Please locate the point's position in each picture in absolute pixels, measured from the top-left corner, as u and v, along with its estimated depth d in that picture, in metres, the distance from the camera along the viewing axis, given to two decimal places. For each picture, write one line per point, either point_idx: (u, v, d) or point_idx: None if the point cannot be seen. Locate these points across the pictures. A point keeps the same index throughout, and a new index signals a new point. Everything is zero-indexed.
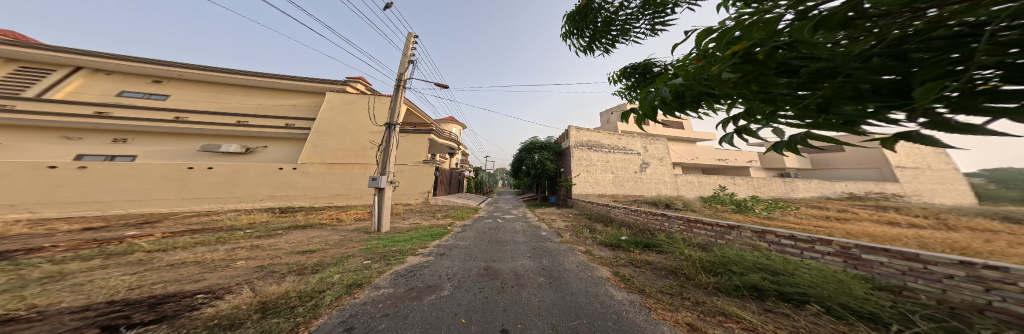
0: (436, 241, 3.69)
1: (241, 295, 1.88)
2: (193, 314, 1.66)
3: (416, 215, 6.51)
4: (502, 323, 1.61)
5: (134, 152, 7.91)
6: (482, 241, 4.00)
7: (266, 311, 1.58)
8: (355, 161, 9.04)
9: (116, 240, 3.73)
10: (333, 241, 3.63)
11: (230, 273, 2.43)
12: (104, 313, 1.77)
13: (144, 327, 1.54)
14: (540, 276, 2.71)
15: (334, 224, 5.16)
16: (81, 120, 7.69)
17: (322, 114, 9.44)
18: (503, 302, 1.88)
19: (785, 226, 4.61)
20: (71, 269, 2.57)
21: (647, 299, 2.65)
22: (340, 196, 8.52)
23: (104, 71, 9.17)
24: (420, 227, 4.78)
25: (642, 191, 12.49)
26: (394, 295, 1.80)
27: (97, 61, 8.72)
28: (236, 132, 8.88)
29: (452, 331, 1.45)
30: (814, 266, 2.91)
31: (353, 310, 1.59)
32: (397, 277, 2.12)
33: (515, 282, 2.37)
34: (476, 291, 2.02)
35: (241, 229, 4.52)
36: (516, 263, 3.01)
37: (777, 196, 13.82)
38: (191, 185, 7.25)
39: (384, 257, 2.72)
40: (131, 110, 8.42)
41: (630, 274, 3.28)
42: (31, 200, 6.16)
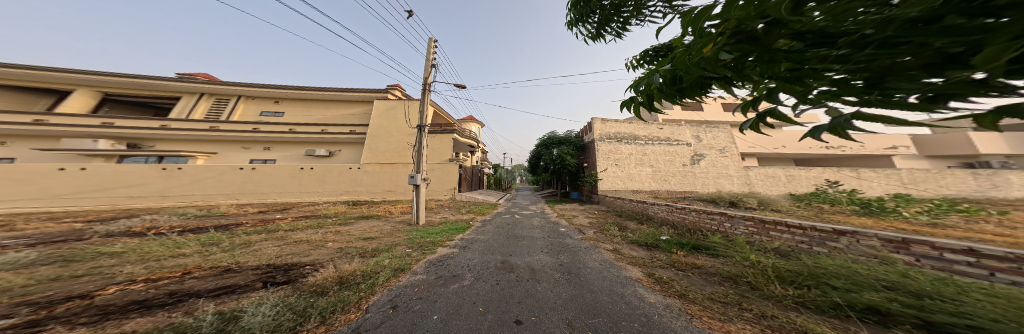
0: (464, 234, 4.22)
1: (327, 270, 2.45)
2: (307, 277, 2.35)
3: (446, 210, 7.43)
4: (517, 314, 1.84)
5: (275, 156, 11.49)
6: (500, 235, 4.33)
7: (342, 284, 2.08)
8: (400, 161, 10.82)
9: (270, 221, 5.78)
10: (386, 230, 4.60)
11: (325, 251, 3.34)
12: (264, 271, 2.68)
13: (282, 284, 2.27)
14: (556, 272, 2.83)
15: (387, 216, 6.51)
16: (246, 135, 11.28)
17: (374, 120, 11.45)
18: (518, 295, 2.11)
19: (968, 239, 2.93)
20: (252, 239, 4.15)
21: (690, 305, 2.36)
22: (390, 192, 10.45)
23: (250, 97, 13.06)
24: (448, 221, 5.50)
25: (692, 186, 10.64)
26: (426, 282, 2.18)
27: (245, 90, 12.58)
28: (323, 139, 11.65)
29: (471, 317, 1.72)
30: (1004, 293, 1.93)
31: (399, 290, 2.01)
32: (429, 266, 2.55)
33: (530, 276, 2.58)
34: (493, 282, 2.29)
35: (330, 217, 6.25)
36: (532, 258, 3.18)
37: (955, 195, 8.98)
38: (303, 181, 10.17)
39: (421, 246, 3.31)
40: (271, 125, 11.75)
41: (669, 277, 2.98)
42: (230, 191, 9.71)
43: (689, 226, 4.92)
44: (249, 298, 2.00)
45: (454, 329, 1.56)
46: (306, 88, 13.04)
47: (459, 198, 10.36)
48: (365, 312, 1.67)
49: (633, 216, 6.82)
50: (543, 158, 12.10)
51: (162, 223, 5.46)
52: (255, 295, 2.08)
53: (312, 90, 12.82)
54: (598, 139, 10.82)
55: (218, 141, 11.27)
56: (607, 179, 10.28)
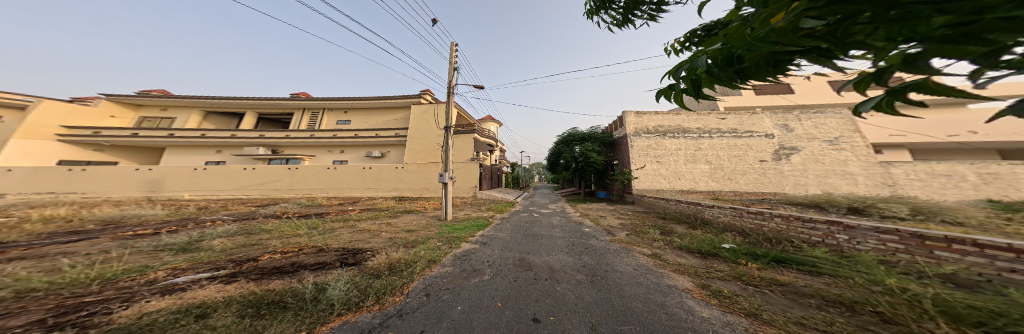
0: (486, 230, 4.57)
1: (383, 255, 3.02)
2: (373, 259, 2.89)
3: (469, 207, 8.01)
4: (535, 313, 1.96)
5: (346, 157, 14.38)
6: (519, 233, 4.49)
7: (391, 271, 2.55)
8: (433, 161, 12.45)
9: (340, 212, 7.47)
10: (422, 225, 5.32)
11: (378, 241, 3.92)
12: (341, 254, 3.25)
13: (354, 264, 2.82)
14: (579, 274, 2.79)
15: (423, 211, 7.58)
16: (329, 140, 14.14)
17: (414, 123, 13.19)
18: (536, 294, 2.24)
19: None
20: (335, 227, 5.16)
21: (762, 327, 1.91)
22: (426, 189, 12.17)
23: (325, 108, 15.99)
24: (471, 218, 6.02)
25: (773, 187, 9.10)
26: (452, 274, 2.50)
27: (322, 102, 15.69)
28: (376, 142, 13.88)
29: (490, 311, 1.93)
30: None
31: (431, 279, 2.36)
32: (455, 260, 2.89)
33: (549, 276, 2.66)
34: (510, 280, 2.47)
35: (382, 210, 7.76)
36: (551, 258, 3.22)
37: None
38: (364, 178, 12.51)
39: (450, 240, 3.74)
40: (344, 132, 14.32)
41: (732, 291, 2.47)
42: (316, 187, 12.50)
43: (771, 235, 4.26)
44: (329, 274, 2.55)
45: (474, 320, 1.79)
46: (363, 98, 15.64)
47: (486, 195, 11.31)
48: (404, 297, 2.04)
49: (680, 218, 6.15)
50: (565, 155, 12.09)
51: (296, 210, 7.86)
52: (335, 272, 2.59)
53: (368, 99, 15.36)
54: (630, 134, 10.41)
55: (312, 146, 14.48)
56: (643, 176, 9.69)
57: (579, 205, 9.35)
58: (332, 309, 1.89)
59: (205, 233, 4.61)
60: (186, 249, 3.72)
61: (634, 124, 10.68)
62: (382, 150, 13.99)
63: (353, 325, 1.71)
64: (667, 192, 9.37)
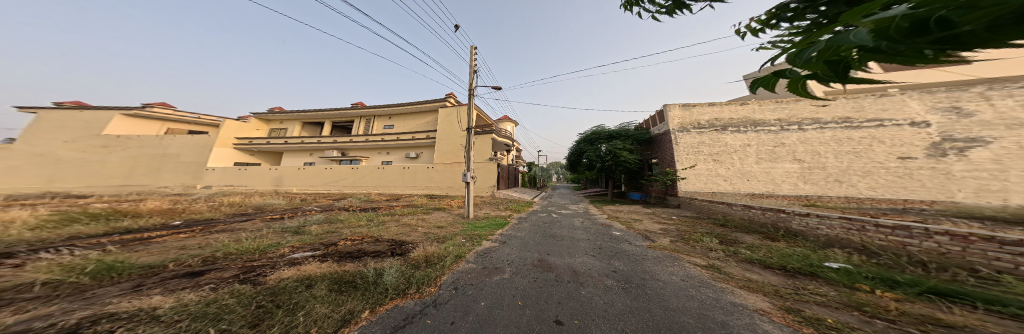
0: (505, 229, 4.80)
1: (421, 248, 3.46)
2: (414, 251, 3.35)
3: (489, 206, 8.52)
4: (558, 314, 1.91)
5: (391, 158, 16.68)
6: (542, 233, 4.55)
7: (427, 263, 2.89)
8: (456, 161, 13.95)
9: (386, 207, 8.87)
10: (447, 221, 5.85)
11: (415, 235, 4.45)
12: (392, 245, 3.83)
13: (399, 253, 3.36)
14: (608, 279, 2.60)
15: (450, 208, 8.47)
16: (379, 143, 16.60)
17: (440, 126, 14.97)
18: (558, 296, 2.18)
19: None
20: (382, 220, 6.22)
21: None
22: (451, 188, 13.68)
23: (373, 116, 18.69)
24: (490, 216, 6.49)
25: (923, 192, 7.37)
26: (475, 270, 2.69)
27: (373, 109, 18.39)
28: (415, 142, 15.65)
29: (511, 309, 1.98)
30: None
31: (459, 273, 2.63)
32: (478, 256, 3.12)
33: (572, 278, 2.56)
34: (531, 279, 2.52)
35: (417, 206, 8.90)
36: (576, 260, 3.11)
37: None
38: (406, 175, 14.46)
39: (474, 237, 4.07)
40: (389, 135, 16.55)
41: (842, 323, 1.85)
42: (370, 184, 15.05)
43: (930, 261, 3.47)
44: (385, 262, 3.05)
45: (495, 316, 1.88)
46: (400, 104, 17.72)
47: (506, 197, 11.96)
48: (438, 288, 2.30)
49: (746, 227, 5.80)
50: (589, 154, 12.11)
51: (361, 204, 9.78)
52: (384, 261, 3.08)
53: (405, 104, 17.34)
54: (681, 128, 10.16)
55: (367, 148, 17.20)
56: (691, 178, 9.50)
57: (602, 209, 8.88)
58: (384, 295, 2.23)
59: (305, 220, 6.14)
60: (296, 232, 5.09)
61: (679, 119, 10.47)
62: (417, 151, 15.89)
63: (400, 310, 2.00)
64: (743, 189, 8.87)
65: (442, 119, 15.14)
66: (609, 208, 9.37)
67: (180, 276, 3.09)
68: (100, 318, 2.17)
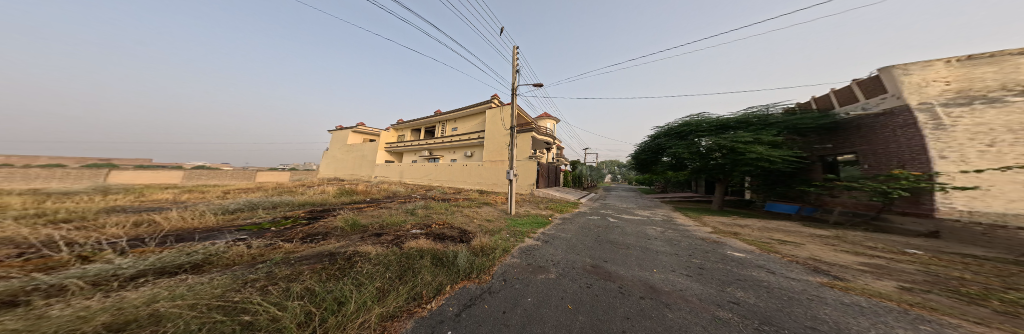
0: (543, 231, 5.31)
1: (480, 237, 4.06)
2: (475, 239, 3.97)
3: (530, 205, 10.03)
4: (624, 329, 1.58)
5: (455, 156, 20.11)
6: (601, 243, 4.35)
7: (484, 253, 3.31)
8: (501, 159, 15.86)
9: (455, 198, 11.03)
10: (493, 215, 6.90)
11: (472, 226, 5.19)
12: (466, 232, 4.62)
13: (465, 238, 4.23)
14: (717, 308, 1.92)
15: (497, 203, 9.77)
16: (449, 142, 19.93)
17: (489, 126, 17.18)
18: (624, 310, 1.85)
19: None
20: (452, 207, 8.11)
21: None
22: (495, 184, 15.95)
23: (444, 121, 22.78)
24: (532, 215, 7.45)
25: None
26: (521, 267, 2.92)
27: (444, 115, 22.26)
28: (474, 141, 18.16)
29: (560, 309, 1.87)
30: None
31: (507, 266, 2.93)
32: (521, 253, 3.50)
33: (643, 294, 2.16)
34: (582, 285, 2.34)
35: (473, 200, 10.65)
36: (656, 277, 2.64)
37: None
38: (469, 171, 17.53)
39: (516, 234, 4.67)
40: (455, 136, 19.86)
41: None
42: (446, 177, 18.97)
43: None
44: (455, 246, 3.70)
45: (541, 312, 1.85)
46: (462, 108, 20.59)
47: (548, 201, 12.29)
48: (491, 278, 2.56)
49: None
50: (689, 147, 11.19)
51: (442, 195, 12.47)
52: (451, 246, 3.76)
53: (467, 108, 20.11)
54: (995, 91, 6.22)
55: (441, 147, 21.07)
56: (1004, 187, 5.67)
57: (672, 222, 7.24)
58: (456, 276, 2.57)
59: (412, 205, 8.71)
60: (410, 211, 7.46)
61: (955, 81, 6.73)
62: (472, 150, 18.86)
63: (466, 291, 2.26)
64: None
65: (494, 118, 16.90)
66: (678, 221, 7.50)
67: (368, 234, 4.89)
68: (356, 252, 3.45)
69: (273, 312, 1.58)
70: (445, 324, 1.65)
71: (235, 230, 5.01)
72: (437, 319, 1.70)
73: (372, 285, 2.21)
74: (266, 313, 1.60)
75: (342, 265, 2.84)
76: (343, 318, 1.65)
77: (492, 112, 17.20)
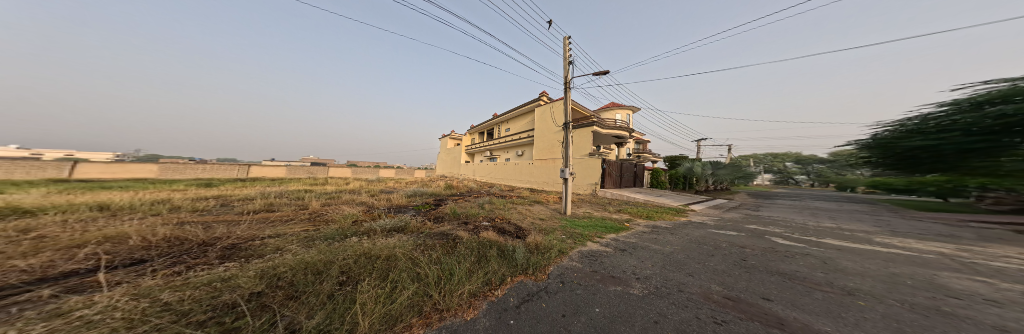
0: (613, 234, 4.98)
1: (532, 236, 4.05)
2: (529, 236, 4.06)
3: (591, 206, 9.29)
4: None
5: (506, 155, 21.40)
6: (754, 273, 2.95)
7: (543, 252, 3.24)
8: (551, 157, 15.47)
9: (509, 195, 11.90)
10: (548, 214, 6.87)
11: (526, 224, 5.15)
12: (533, 229, 4.73)
13: (527, 233, 4.39)
14: None
15: (549, 203, 9.46)
16: (502, 143, 21.47)
17: (537, 124, 17.12)
18: None
19: None
20: (517, 204, 8.65)
21: None
22: (545, 183, 15.79)
23: (497, 124, 24.69)
24: (590, 217, 6.83)
25: None
26: (583, 272, 2.72)
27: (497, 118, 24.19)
28: (522, 140, 18.59)
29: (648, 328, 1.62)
30: None
31: (564, 268, 2.79)
32: (582, 257, 3.25)
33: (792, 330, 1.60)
34: (685, 308, 1.96)
35: (525, 197, 11.11)
36: None
37: None
38: (519, 170, 18.22)
39: (573, 236, 4.38)
40: (506, 137, 21.19)
41: None
42: (500, 176, 20.72)
43: None
44: (513, 241, 3.81)
45: (620, 325, 1.67)
46: (512, 109, 21.53)
47: (618, 203, 10.92)
48: (546, 277, 2.49)
49: None
50: None
51: (500, 192, 13.56)
52: (516, 241, 3.86)
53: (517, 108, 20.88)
54: None
55: (495, 148, 22.99)
56: None
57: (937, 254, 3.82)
58: (515, 269, 2.63)
59: (480, 199, 9.77)
60: (484, 204, 8.59)
61: None
62: (521, 150, 19.30)
63: (524, 286, 2.27)
64: None
65: (542, 116, 16.69)
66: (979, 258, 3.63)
67: (461, 222, 5.59)
68: (453, 236, 3.99)
69: (422, 270, 2.29)
70: (507, 314, 1.70)
71: (399, 206, 7.71)
72: (501, 307, 1.79)
73: (463, 265, 2.52)
74: (416, 270, 2.31)
75: (448, 244, 3.41)
76: (452, 285, 2.07)
77: (540, 110, 17.08)
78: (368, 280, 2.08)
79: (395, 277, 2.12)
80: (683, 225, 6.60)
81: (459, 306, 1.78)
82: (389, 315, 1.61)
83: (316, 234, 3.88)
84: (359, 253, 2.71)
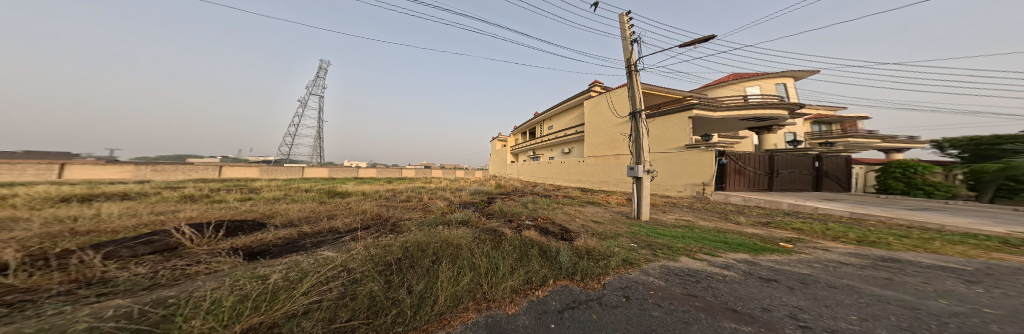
0: (734, 253, 3.53)
1: (584, 239, 3.58)
2: (581, 239, 3.58)
3: (678, 211, 7.21)
4: None
5: (552, 153, 20.58)
6: None
7: (597, 257, 2.84)
8: (611, 153, 13.54)
9: (557, 194, 11.24)
10: (613, 217, 5.88)
11: (579, 227, 4.62)
12: (590, 232, 4.13)
13: (578, 236, 3.91)
14: None
15: (607, 204, 8.15)
16: (546, 140, 20.65)
17: (587, 118, 15.55)
18: None
19: None
20: (572, 204, 7.98)
21: None
22: (603, 182, 13.95)
23: (541, 122, 23.95)
24: (678, 226, 5.24)
25: None
26: (664, 289, 2.10)
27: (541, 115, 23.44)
28: (572, 137, 17.18)
29: None
30: None
31: (631, 281, 2.22)
32: (666, 274, 2.39)
33: None
34: None
35: (575, 197, 10.00)
36: None
37: None
38: (568, 168, 16.90)
39: (647, 245, 3.49)
40: (552, 135, 20.23)
41: None
42: (545, 174, 20.13)
43: None
44: (561, 243, 3.48)
45: None
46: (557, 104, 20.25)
47: (739, 212, 7.63)
48: (602, 287, 2.10)
49: None
50: None
51: (545, 191, 12.89)
52: (569, 243, 3.48)
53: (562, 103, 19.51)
54: None
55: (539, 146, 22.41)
56: None
57: None
58: (559, 272, 2.45)
59: (525, 199, 9.49)
60: (530, 202, 8.61)
61: None
62: (570, 147, 18.06)
63: (568, 291, 2.04)
64: None
65: (596, 108, 14.85)
66: None
67: (511, 219, 5.79)
68: (501, 232, 4.23)
69: (481, 261, 2.59)
70: (548, 317, 1.66)
71: (468, 203, 9.03)
72: (542, 308, 1.76)
73: (508, 262, 2.61)
74: (474, 260, 2.65)
75: (497, 240, 3.64)
76: (498, 279, 2.22)
77: (591, 102, 15.33)
78: (441, 263, 2.59)
79: (459, 264, 2.53)
80: (899, 255, 3.69)
81: (504, 300, 1.89)
82: (454, 296, 1.97)
83: (415, 221, 5.22)
84: (443, 240, 3.40)
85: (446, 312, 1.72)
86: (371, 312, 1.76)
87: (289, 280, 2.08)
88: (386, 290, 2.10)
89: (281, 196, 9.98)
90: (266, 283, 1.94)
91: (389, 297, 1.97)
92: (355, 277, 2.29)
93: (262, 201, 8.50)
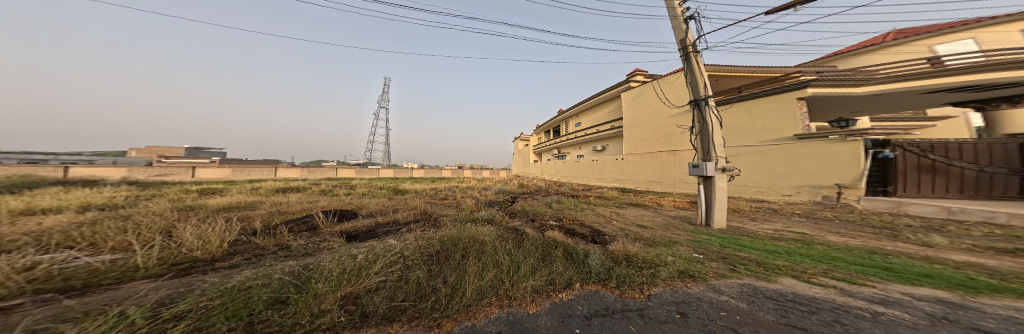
0: (892, 281, 2.27)
1: (622, 243, 3.08)
2: (617, 243, 3.10)
3: (779, 221, 5.23)
4: None
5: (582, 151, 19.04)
6: None
7: (641, 265, 2.38)
8: (663, 148, 11.48)
9: (589, 194, 10.22)
10: (668, 223, 4.79)
11: (617, 230, 4.03)
12: (631, 237, 3.51)
13: (614, 239, 3.40)
14: None
15: (656, 207, 6.79)
16: (575, 138, 19.18)
17: (625, 110, 13.77)
18: None
19: None
20: (609, 206, 7.05)
21: None
22: (653, 181, 11.82)
23: (566, 118, 22.52)
24: (774, 238, 3.83)
25: None
26: (749, 312, 1.53)
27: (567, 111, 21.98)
28: (609, 133, 15.39)
29: None
30: None
31: (690, 297, 1.75)
32: (745, 295, 1.78)
33: None
34: None
35: (612, 199, 8.66)
36: None
37: None
38: (605, 167, 15.20)
39: (717, 257, 2.66)
40: (582, 132, 18.68)
41: None
42: (575, 174, 18.80)
43: None
44: (591, 246, 3.11)
45: None
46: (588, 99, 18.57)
47: (924, 228, 4.74)
48: (645, 298, 1.76)
49: None
50: None
51: (573, 191, 11.94)
52: (603, 246, 3.07)
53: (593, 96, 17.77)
54: None
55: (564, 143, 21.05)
56: None
57: None
58: (587, 276, 2.19)
59: (548, 200, 8.87)
60: (553, 201, 8.24)
61: None
62: (603, 144, 16.42)
63: (599, 298, 1.81)
64: None
65: (639, 99, 12.96)
66: None
67: (532, 219, 5.59)
68: (524, 231, 4.17)
69: (507, 259, 2.62)
70: (573, 321, 1.51)
71: (493, 202, 9.32)
72: (566, 312, 1.62)
73: (534, 262, 2.53)
74: (501, 257, 2.71)
75: (523, 238, 3.60)
76: (523, 278, 2.19)
77: (631, 92, 13.45)
78: (472, 258, 2.77)
79: (487, 260, 2.65)
80: None
81: (527, 299, 1.86)
82: (480, 290, 2.07)
83: (450, 218, 5.78)
84: (476, 237, 3.61)
85: (473, 305, 1.83)
86: (417, 295, 2.07)
87: (368, 260, 2.72)
88: (427, 277, 2.43)
89: (357, 192, 12.86)
90: (357, 262, 2.60)
91: (429, 284, 2.27)
92: (408, 263, 2.75)
93: (346, 196, 11.22)
